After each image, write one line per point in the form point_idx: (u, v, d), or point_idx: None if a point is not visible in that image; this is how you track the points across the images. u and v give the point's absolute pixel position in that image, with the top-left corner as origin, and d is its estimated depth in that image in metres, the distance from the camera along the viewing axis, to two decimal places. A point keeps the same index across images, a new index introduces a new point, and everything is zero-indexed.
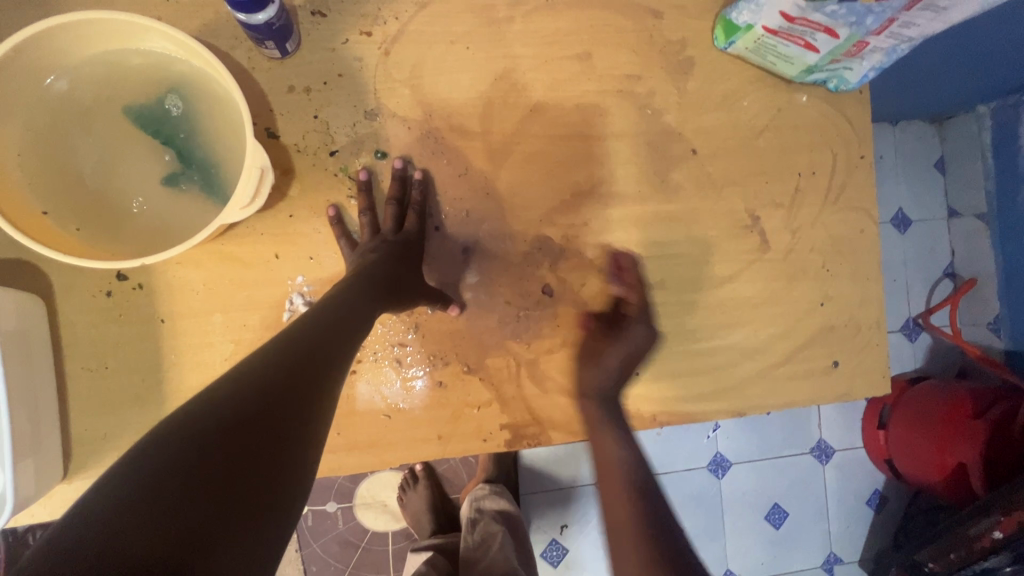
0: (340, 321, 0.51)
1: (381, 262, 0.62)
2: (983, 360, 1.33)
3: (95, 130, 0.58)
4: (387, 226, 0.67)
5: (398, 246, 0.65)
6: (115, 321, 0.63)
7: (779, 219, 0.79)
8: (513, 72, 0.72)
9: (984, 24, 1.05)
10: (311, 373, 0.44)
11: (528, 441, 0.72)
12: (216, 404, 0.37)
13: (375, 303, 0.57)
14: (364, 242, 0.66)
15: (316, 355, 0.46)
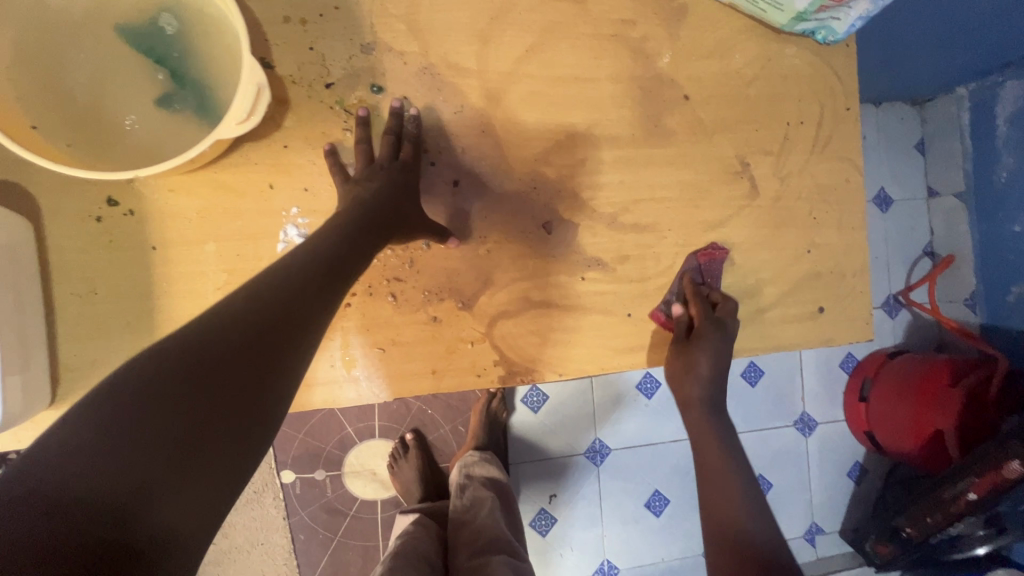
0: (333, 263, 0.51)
1: (381, 191, 0.61)
2: (957, 332, 1.37)
3: (87, 46, 0.57)
4: (384, 156, 0.66)
5: (396, 173, 0.65)
6: (105, 247, 0.62)
7: (768, 166, 0.80)
8: (510, 12, 0.73)
9: (962, 7, 1.07)
10: (296, 322, 0.45)
11: (521, 378, 0.73)
12: (194, 348, 0.37)
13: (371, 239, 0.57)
14: (362, 170, 0.64)
15: (300, 303, 0.46)
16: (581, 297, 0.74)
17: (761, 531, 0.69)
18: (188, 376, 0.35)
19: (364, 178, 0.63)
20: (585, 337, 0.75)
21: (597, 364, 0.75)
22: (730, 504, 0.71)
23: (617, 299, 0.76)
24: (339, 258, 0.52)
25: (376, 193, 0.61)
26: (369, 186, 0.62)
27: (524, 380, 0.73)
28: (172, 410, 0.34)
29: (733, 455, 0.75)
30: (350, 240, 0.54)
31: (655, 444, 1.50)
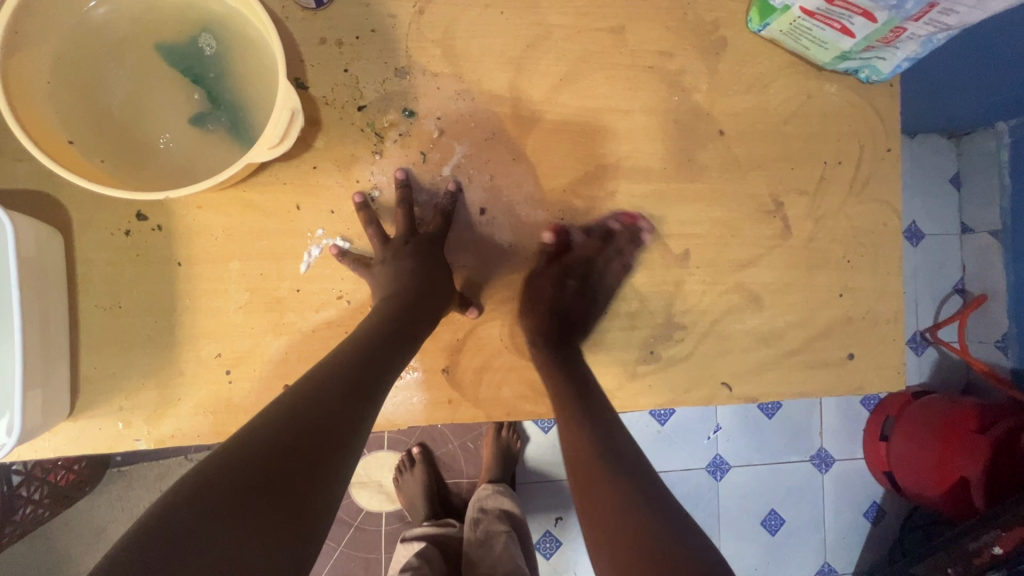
0: (381, 349, 0.57)
1: (418, 275, 0.63)
2: (989, 377, 1.32)
3: (126, 63, 0.57)
4: (400, 232, 0.66)
5: (428, 249, 0.66)
6: (133, 260, 0.62)
7: (803, 206, 0.78)
8: (546, 40, 0.72)
9: (1007, 45, 1.04)
10: (358, 393, 0.51)
11: (538, 411, 0.71)
12: (273, 422, 0.45)
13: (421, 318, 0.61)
14: (383, 255, 0.65)
15: (358, 387, 0.52)
16: (602, 331, 0.74)
17: (651, 505, 0.52)
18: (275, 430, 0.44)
19: (387, 268, 0.64)
20: (604, 372, 0.73)
21: (616, 401, 0.74)
22: (589, 453, 0.58)
23: (640, 335, 0.74)
24: (388, 343, 0.57)
25: (408, 284, 0.62)
26: (392, 278, 0.63)
27: (540, 413, 0.72)
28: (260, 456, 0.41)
29: (584, 424, 0.61)
30: (393, 322, 0.59)
31: (666, 472, 1.47)
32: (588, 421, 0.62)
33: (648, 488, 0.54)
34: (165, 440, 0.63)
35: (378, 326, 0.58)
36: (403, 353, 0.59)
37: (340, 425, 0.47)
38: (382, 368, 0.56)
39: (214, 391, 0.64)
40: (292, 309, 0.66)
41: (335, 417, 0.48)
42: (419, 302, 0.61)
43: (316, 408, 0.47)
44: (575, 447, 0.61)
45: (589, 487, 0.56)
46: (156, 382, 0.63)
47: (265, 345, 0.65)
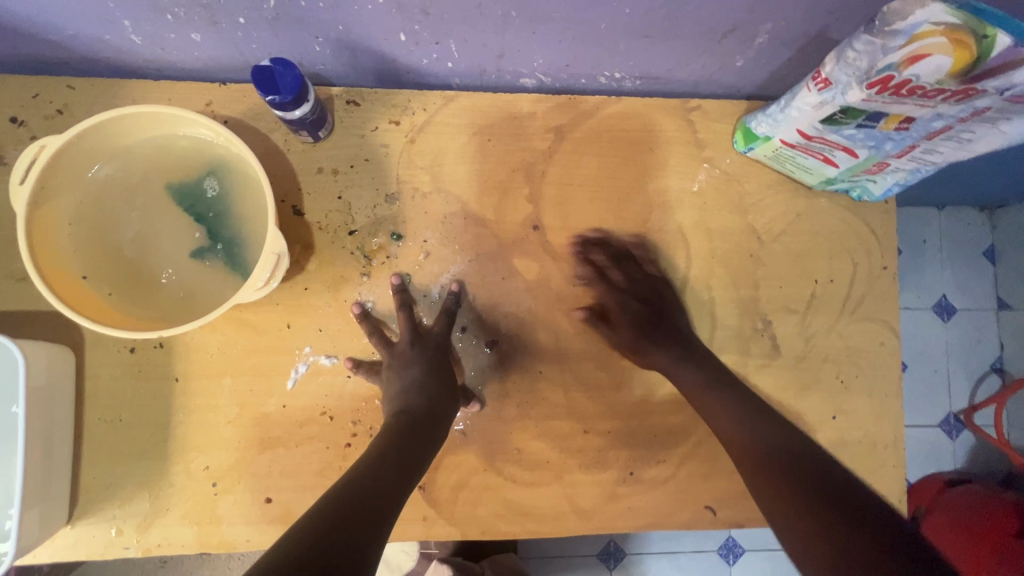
0: (392, 466, 0.55)
1: (426, 382, 0.64)
2: None
3: (138, 205, 0.63)
4: (404, 336, 0.68)
5: (432, 351, 0.67)
6: (134, 375, 0.67)
7: (792, 325, 0.77)
8: (532, 163, 0.75)
9: None
10: (387, 484, 0.53)
11: (514, 532, 0.71)
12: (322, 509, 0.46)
13: (428, 426, 0.62)
14: (388, 360, 0.67)
15: (381, 495, 0.51)
16: (581, 451, 0.73)
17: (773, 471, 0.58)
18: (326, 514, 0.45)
19: (391, 373, 0.66)
20: (583, 493, 0.73)
21: (593, 523, 0.72)
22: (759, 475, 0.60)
23: (620, 456, 0.73)
24: (402, 463, 0.56)
25: (405, 396, 0.64)
26: (398, 383, 0.65)
27: (516, 534, 0.71)
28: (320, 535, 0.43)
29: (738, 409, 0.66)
30: (409, 431, 0.60)
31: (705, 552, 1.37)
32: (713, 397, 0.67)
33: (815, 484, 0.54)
34: (152, 549, 0.66)
35: (394, 444, 0.58)
36: (415, 472, 0.57)
37: (357, 549, 0.44)
38: (396, 483, 0.54)
39: (200, 502, 0.67)
40: (277, 424, 0.69)
41: (367, 514, 0.48)
42: (424, 414, 0.62)
43: (353, 499, 0.49)
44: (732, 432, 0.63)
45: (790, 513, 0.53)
46: (147, 492, 0.66)
47: (251, 459, 0.68)
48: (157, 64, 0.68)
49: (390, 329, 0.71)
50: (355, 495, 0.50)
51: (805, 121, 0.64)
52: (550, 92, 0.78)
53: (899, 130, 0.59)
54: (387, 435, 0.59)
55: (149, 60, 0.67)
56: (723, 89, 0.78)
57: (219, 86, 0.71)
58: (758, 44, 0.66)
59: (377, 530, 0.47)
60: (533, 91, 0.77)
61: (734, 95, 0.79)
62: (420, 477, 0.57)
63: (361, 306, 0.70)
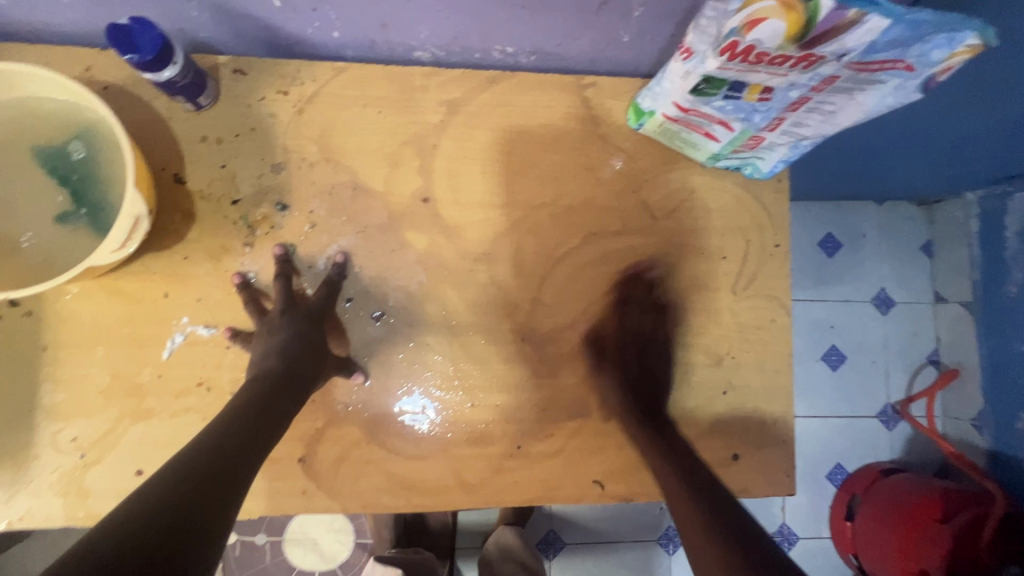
0: (270, 401, 0.57)
1: (290, 345, 0.62)
2: (961, 461, 1.20)
3: (1, 167, 0.62)
4: (278, 304, 0.66)
5: (304, 318, 0.66)
6: (0, 343, 0.65)
7: (685, 301, 0.78)
8: (425, 136, 0.75)
9: (957, 125, 0.93)
10: (268, 422, 0.56)
11: (396, 506, 0.70)
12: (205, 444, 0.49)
13: (293, 392, 0.59)
14: (259, 328, 0.65)
15: (259, 428, 0.54)
16: (468, 423, 0.73)
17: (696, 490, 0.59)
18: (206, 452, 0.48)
19: (261, 340, 0.64)
20: (470, 466, 0.72)
21: (479, 497, 0.72)
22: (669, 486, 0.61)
23: (507, 430, 0.73)
24: (258, 426, 0.54)
25: (267, 360, 0.61)
26: (264, 348, 0.63)
27: (399, 508, 0.71)
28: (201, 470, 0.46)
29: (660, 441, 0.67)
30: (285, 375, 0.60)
31: None
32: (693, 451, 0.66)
33: (723, 511, 0.56)
34: (15, 521, 0.64)
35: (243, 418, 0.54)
36: (262, 451, 0.53)
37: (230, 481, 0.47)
38: (276, 420, 0.57)
39: (67, 474, 0.65)
40: (151, 395, 0.67)
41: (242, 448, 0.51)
42: (285, 376, 0.60)
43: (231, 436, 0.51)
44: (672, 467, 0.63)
45: (695, 548, 0.53)
46: (10, 464, 0.65)
47: (122, 430, 0.66)
48: (32, 26, 0.67)
49: (270, 300, 0.70)
50: (209, 459, 0.48)
51: (678, 93, 0.64)
52: (446, 67, 0.77)
53: (762, 100, 0.60)
54: (239, 406, 0.55)
55: (21, 22, 0.66)
56: (618, 67, 0.78)
57: (100, 51, 0.70)
58: (636, 17, 0.67)
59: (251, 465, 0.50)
60: (429, 66, 0.77)
61: (630, 73, 0.80)
62: (274, 444, 0.55)
63: (242, 276, 0.69)
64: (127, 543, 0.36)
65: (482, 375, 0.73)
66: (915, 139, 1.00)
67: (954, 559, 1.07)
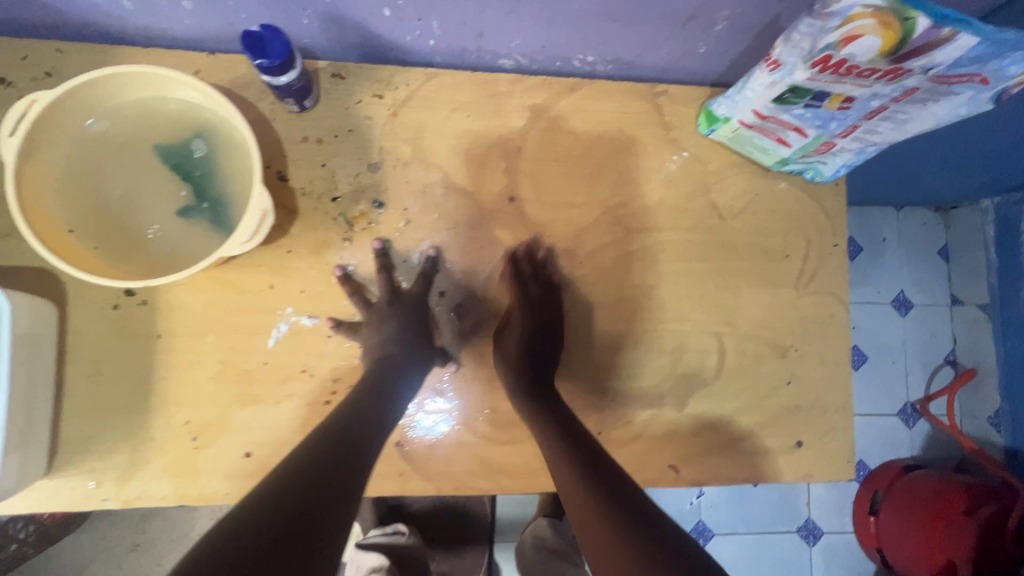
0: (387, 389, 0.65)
1: (401, 335, 0.70)
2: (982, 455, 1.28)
3: (127, 163, 0.66)
4: (381, 296, 0.73)
5: (409, 310, 0.72)
6: (118, 331, 0.69)
7: (752, 296, 0.83)
8: (510, 139, 0.79)
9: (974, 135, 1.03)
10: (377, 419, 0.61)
11: (486, 488, 0.75)
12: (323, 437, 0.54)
13: (406, 377, 0.68)
14: (368, 317, 0.72)
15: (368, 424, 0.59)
16: None
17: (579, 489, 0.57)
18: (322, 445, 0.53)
19: (372, 329, 0.71)
20: None
21: None
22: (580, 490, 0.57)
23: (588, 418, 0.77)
24: (369, 421, 0.60)
25: (382, 349, 0.69)
26: (376, 338, 0.69)
27: (489, 489, 0.75)
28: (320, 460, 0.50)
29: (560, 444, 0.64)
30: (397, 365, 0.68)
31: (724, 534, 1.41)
32: (563, 443, 0.64)
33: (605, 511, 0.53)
34: (131, 500, 0.68)
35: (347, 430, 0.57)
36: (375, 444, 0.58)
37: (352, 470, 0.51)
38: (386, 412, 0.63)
39: (180, 456, 0.69)
40: (258, 381, 0.71)
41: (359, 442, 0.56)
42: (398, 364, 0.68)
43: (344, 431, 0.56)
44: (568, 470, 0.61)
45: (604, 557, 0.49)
46: (127, 446, 0.68)
47: (231, 415, 0.70)
48: (147, 31, 0.71)
49: (370, 292, 0.74)
50: (329, 451, 0.52)
51: (759, 101, 0.69)
52: (527, 74, 0.82)
53: (842, 109, 0.65)
54: (356, 397, 0.62)
55: (139, 28, 0.70)
56: (689, 75, 0.83)
57: (208, 55, 0.74)
58: (718, 30, 0.71)
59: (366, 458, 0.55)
60: (511, 73, 0.82)
61: (698, 82, 0.84)
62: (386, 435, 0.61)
63: (343, 269, 0.73)
64: (274, 523, 0.40)
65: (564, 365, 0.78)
66: (937, 149, 1.10)
67: (981, 552, 1.11)
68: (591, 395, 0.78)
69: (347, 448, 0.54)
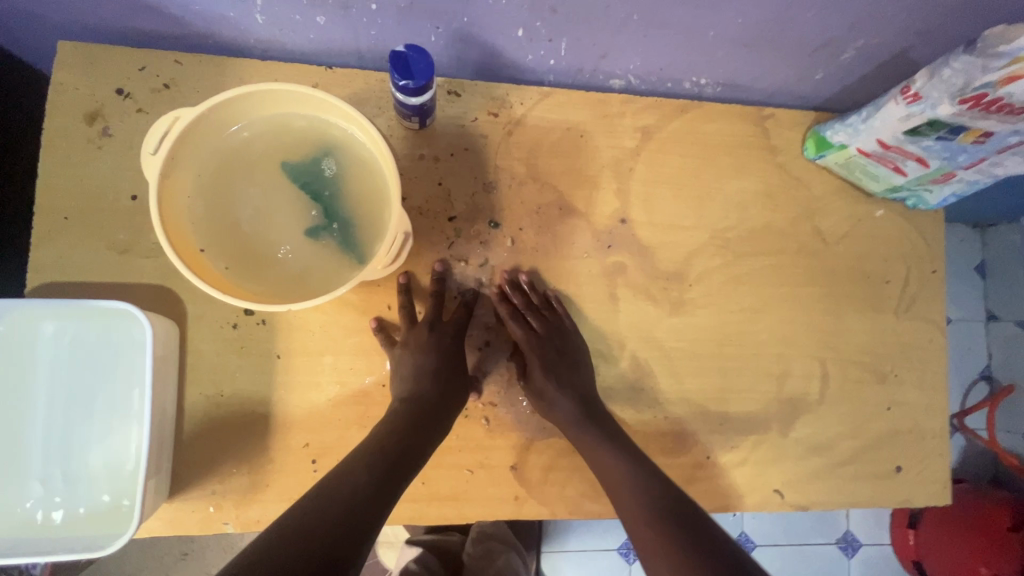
0: (440, 405, 0.65)
1: (434, 367, 0.67)
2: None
3: (256, 181, 0.64)
4: (426, 319, 0.70)
5: (449, 339, 0.69)
6: (237, 351, 0.68)
7: (855, 321, 0.83)
8: (621, 160, 0.79)
9: None
10: (443, 410, 0.65)
11: (599, 512, 0.74)
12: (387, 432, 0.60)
13: (448, 402, 0.66)
14: (407, 339, 0.68)
15: (432, 415, 0.64)
16: (661, 435, 0.77)
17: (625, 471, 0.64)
18: (382, 439, 0.59)
19: (407, 352, 0.67)
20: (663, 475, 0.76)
21: None
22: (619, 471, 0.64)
23: (697, 441, 0.77)
24: (433, 413, 0.64)
25: (418, 379, 0.66)
26: (410, 368, 0.66)
27: (602, 513, 0.74)
28: (373, 456, 0.56)
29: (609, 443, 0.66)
30: (444, 380, 0.66)
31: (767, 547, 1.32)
32: (593, 435, 0.68)
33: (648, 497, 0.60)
34: (251, 524, 0.67)
35: (404, 425, 0.61)
36: (435, 436, 0.63)
37: (406, 464, 0.57)
38: (451, 408, 0.66)
39: (298, 479, 0.68)
40: (376, 404, 0.70)
41: (420, 436, 0.61)
42: (437, 400, 0.65)
43: (409, 421, 0.62)
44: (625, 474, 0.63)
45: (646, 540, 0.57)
46: (247, 468, 0.67)
47: (350, 437, 0.69)
48: (268, 44, 0.69)
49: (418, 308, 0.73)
50: (388, 445, 0.58)
51: (887, 132, 0.69)
52: (636, 93, 0.81)
53: (976, 143, 0.65)
54: (409, 396, 0.65)
55: (260, 40, 0.68)
56: (796, 100, 0.83)
57: (326, 69, 0.72)
58: (844, 59, 0.71)
59: (422, 451, 0.60)
60: (619, 92, 0.80)
61: (803, 107, 0.84)
62: (447, 427, 0.65)
63: (405, 274, 0.71)
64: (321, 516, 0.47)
65: (673, 389, 0.77)
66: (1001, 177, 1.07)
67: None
68: (699, 419, 0.78)
69: (410, 445, 0.59)
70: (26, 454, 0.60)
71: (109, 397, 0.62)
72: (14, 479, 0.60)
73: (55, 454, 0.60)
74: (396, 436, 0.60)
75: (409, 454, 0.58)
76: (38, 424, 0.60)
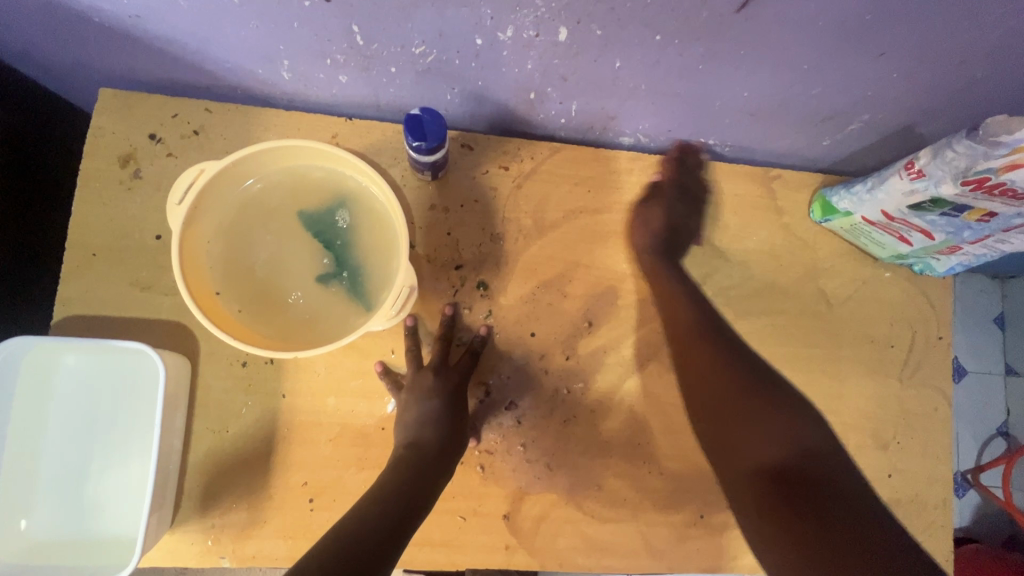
0: (446, 449, 0.66)
1: (438, 412, 0.68)
2: None
3: (273, 228, 0.67)
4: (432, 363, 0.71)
5: (453, 384, 0.71)
6: (244, 389, 0.70)
7: (857, 384, 0.82)
8: (627, 215, 0.81)
9: None
10: (448, 453, 0.66)
11: (589, 566, 0.74)
12: (396, 474, 0.62)
13: (451, 447, 0.67)
14: (412, 383, 0.70)
15: (438, 458, 0.65)
16: (655, 491, 0.77)
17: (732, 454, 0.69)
18: (392, 482, 0.61)
19: (411, 395, 0.69)
20: (656, 532, 0.76)
21: (664, 562, 0.76)
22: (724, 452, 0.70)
23: (691, 500, 0.77)
24: (438, 456, 0.65)
25: (423, 422, 0.67)
26: (415, 411, 0.68)
27: (592, 568, 0.75)
28: (382, 500, 0.59)
29: (752, 410, 0.70)
30: (449, 425, 0.68)
31: None
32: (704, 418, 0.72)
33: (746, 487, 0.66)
34: (247, 559, 0.68)
35: (409, 469, 0.63)
36: (442, 477, 0.65)
37: (413, 508, 0.60)
38: (455, 451, 0.67)
39: (295, 518, 0.69)
40: (375, 446, 0.71)
41: (426, 479, 0.63)
42: (441, 445, 0.66)
43: (416, 463, 0.64)
44: (761, 447, 0.67)
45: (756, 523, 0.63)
46: (246, 504, 0.69)
47: (347, 478, 0.70)
48: (293, 96, 0.73)
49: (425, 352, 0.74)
50: (395, 488, 0.60)
51: (892, 204, 0.70)
52: (645, 150, 0.83)
53: (980, 221, 0.66)
54: (415, 438, 0.66)
55: (286, 92, 0.72)
56: (804, 162, 0.84)
57: (346, 120, 0.76)
58: (851, 129, 0.72)
59: (428, 495, 0.62)
60: (628, 149, 0.82)
61: (812, 168, 0.85)
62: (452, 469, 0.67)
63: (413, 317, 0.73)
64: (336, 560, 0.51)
65: (670, 445, 0.78)
66: None
67: None
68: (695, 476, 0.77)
69: (417, 489, 0.61)
70: (39, 480, 0.63)
71: (120, 429, 0.65)
72: (26, 505, 0.62)
73: (66, 481, 0.63)
74: (403, 480, 0.62)
75: (415, 498, 0.60)
76: (52, 453, 0.63)
